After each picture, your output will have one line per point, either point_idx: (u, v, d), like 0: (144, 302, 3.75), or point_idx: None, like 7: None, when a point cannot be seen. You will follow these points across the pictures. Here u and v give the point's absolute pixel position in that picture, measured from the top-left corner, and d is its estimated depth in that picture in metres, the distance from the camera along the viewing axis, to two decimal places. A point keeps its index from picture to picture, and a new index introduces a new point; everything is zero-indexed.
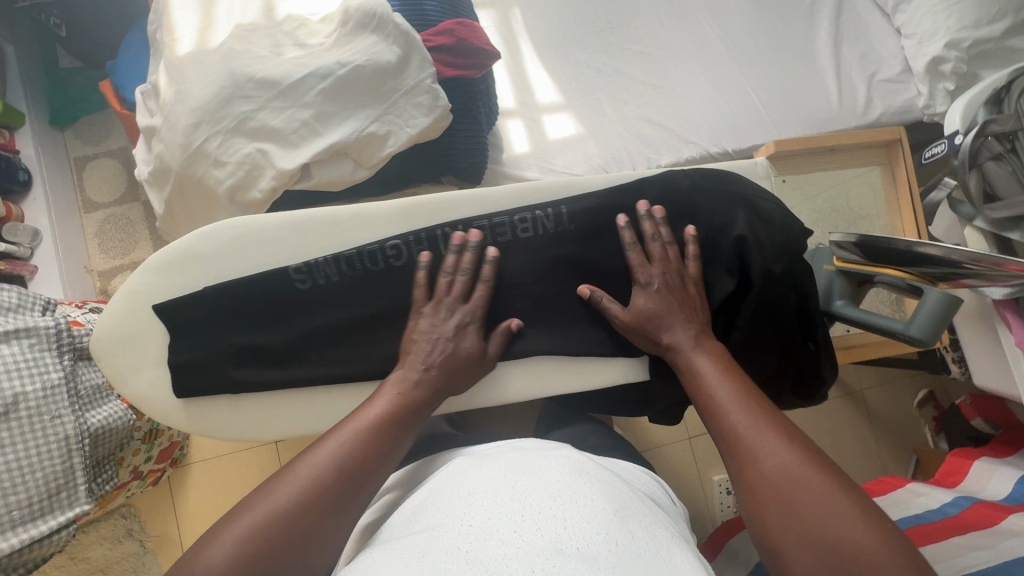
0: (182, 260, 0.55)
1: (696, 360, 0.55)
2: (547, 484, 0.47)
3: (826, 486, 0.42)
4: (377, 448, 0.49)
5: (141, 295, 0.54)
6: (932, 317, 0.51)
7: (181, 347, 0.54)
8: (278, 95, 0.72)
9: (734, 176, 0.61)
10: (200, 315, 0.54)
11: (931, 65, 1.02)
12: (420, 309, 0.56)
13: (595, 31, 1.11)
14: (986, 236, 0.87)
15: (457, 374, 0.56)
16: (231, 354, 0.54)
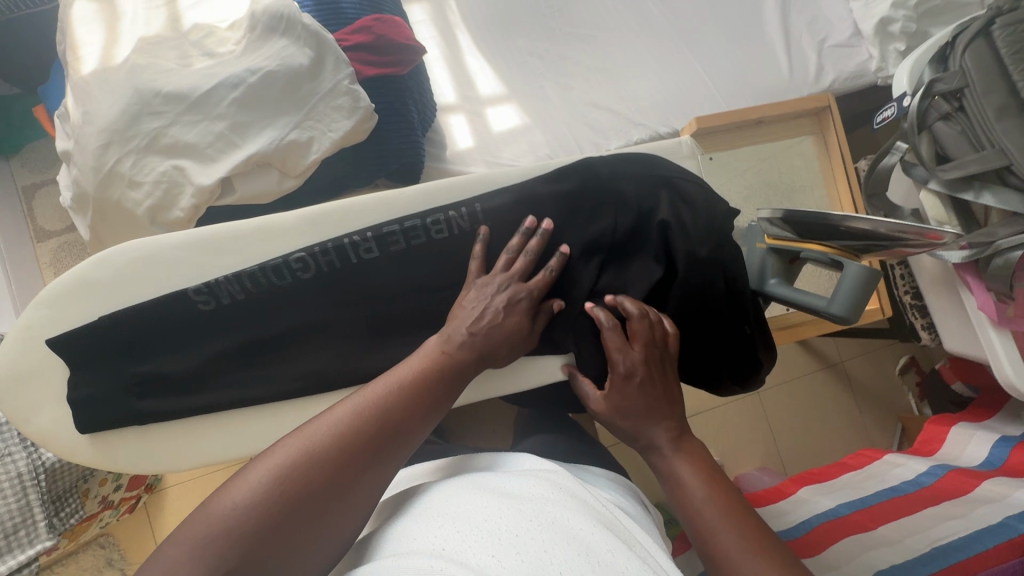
0: (80, 291, 0.56)
1: (674, 463, 0.53)
2: (530, 497, 0.46)
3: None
4: (404, 414, 0.49)
5: (36, 330, 0.56)
6: (852, 293, 0.51)
7: (84, 381, 0.55)
8: (189, 108, 0.69)
9: (658, 161, 0.63)
10: (99, 344, 0.55)
11: (881, 26, 1.00)
12: (472, 280, 0.58)
13: (536, 16, 1.08)
14: (942, 199, 0.86)
15: (499, 346, 0.57)
16: (135, 385, 0.55)
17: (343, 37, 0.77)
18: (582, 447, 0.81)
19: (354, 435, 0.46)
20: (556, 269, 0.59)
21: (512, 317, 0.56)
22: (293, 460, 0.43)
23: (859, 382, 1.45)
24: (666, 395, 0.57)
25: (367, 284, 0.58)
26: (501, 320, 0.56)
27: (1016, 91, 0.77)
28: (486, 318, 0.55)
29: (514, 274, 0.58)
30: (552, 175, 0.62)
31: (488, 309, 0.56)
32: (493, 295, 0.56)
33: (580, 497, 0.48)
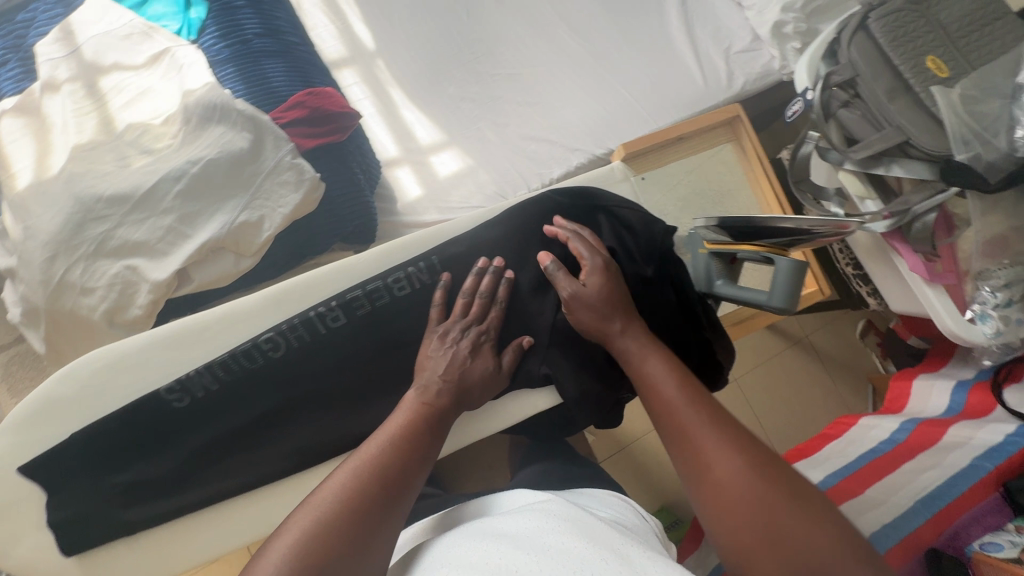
0: (45, 411, 0.55)
1: (653, 370, 0.56)
2: (536, 535, 0.48)
3: (773, 480, 0.44)
4: (403, 464, 0.50)
5: (6, 459, 0.55)
6: (786, 284, 0.56)
7: (61, 502, 0.54)
8: (133, 208, 0.69)
9: (596, 192, 0.68)
10: (73, 463, 0.54)
11: (775, 30, 1.09)
12: (434, 328, 0.60)
13: (462, 64, 1.13)
14: (859, 175, 0.94)
15: (475, 388, 0.59)
16: (118, 495, 0.55)
17: (279, 114, 0.80)
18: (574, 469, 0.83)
19: (362, 492, 0.46)
20: (505, 300, 0.63)
21: (482, 355, 0.60)
22: (313, 528, 0.43)
23: (826, 352, 1.52)
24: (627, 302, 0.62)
25: (339, 352, 0.59)
26: (470, 363, 0.59)
27: (899, 75, 0.85)
28: (457, 361, 0.58)
29: (472, 318, 0.61)
30: (499, 217, 0.66)
31: (454, 354, 0.59)
32: (456, 341, 0.59)
33: (580, 524, 0.50)
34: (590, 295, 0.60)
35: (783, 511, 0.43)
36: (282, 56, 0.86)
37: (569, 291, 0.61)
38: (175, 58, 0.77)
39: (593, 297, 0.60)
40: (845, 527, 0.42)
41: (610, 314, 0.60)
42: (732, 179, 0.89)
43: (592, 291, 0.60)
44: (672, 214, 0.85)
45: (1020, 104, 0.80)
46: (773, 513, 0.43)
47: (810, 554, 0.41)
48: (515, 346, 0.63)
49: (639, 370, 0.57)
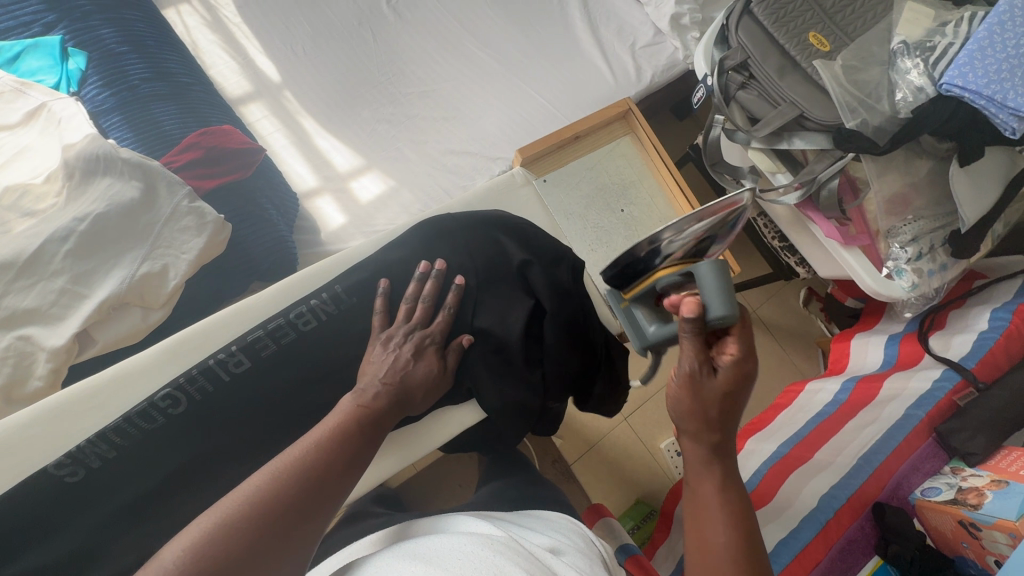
0: None
1: (709, 504, 0.52)
2: (448, 563, 0.45)
3: None
4: (331, 467, 0.48)
5: None
6: (716, 289, 0.55)
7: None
8: (19, 274, 0.65)
9: (504, 215, 0.70)
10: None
11: (674, 24, 1.12)
12: (377, 337, 0.61)
13: (373, 87, 1.12)
14: (767, 152, 0.97)
15: (416, 391, 0.59)
16: None
17: (172, 158, 0.77)
18: (524, 484, 0.82)
19: (278, 497, 0.44)
20: (453, 306, 0.64)
21: (428, 355, 0.61)
22: (213, 536, 0.40)
23: (773, 324, 1.55)
24: (728, 415, 0.54)
25: (253, 397, 0.58)
26: (413, 365, 0.59)
27: (786, 53, 0.90)
28: (399, 363, 0.59)
29: (417, 321, 0.62)
30: (403, 241, 0.67)
31: (397, 357, 0.59)
32: (400, 345, 0.60)
33: (509, 549, 0.49)
34: (707, 385, 0.54)
35: None
36: (173, 99, 0.83)
37: (695, 371, 0.54)
38: (52, 112, 0.73)
39: (715, 386, 0.54)
40: None
41: (713, 400, 0.53)
42: (634, 171, 0.91)
43: (713, 381, 0.54)
44: (579, 212, 0.89)
45: (896, 70, 0.84)
46: None
47: None
48: (456, 347, 0.63)
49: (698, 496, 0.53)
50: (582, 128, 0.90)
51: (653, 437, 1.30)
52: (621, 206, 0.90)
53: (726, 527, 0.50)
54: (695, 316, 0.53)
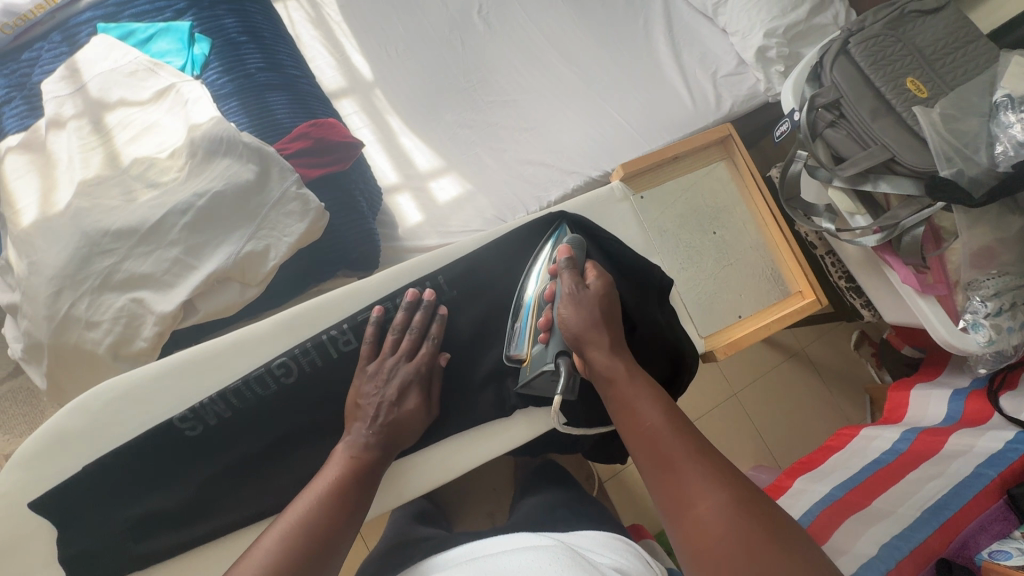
0: (63, 441, 0.61)
1: (639, 408, 0.54)
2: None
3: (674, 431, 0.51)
4: (337, 517, 0.55)
5: (22, 494, 0.60)
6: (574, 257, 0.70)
7: (73, 536, 0.59)
8: (140, 240, 0.69)
9: (601, 231, 0.77)
10: (94, 493, 0.60)
11: (759, 54, 1.12)
12: (364, 367, 0.67)
13: (457, 92, 1.16)
14: (846, 192, 0.96)
15: (402, 432, 0.65)
16: (129, 530, 0.61)
17: (284, 146, 0.82)
18: (575, 501, 0.81)
19: (313, 526, 0.53)
20: (435, 336, 0.70)
21: (412, 396, 0.66)
22: (260, 574, 0.48)
23: (823, 363, 1.52)
24: (599, 329, 0.60)
25: (347, 374, 0.68)
26: (398, 408, 0.64)
27: (881, 96, 0.90)
28: (384, 407, 0.63)
29: (403, 353, 0.67)
30: (515, 233, 0.76)
31: (382, 399, 0.64)
32: (387, 381, 0.65)
33: (579, 564, 0.48)
34: (586, 305, 0.62)
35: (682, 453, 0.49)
36: (285, 89, 0.88)
37: (574, 291, 0.63)
38: (180, 93, 0.78)
39: (600, 326, 0.61)
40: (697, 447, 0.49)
41: (599, 332, 0.60)
42: (729, 197, 0.94)
43: (599, 299, 0.63)
44: (672, 230, 0.90)
45: (996, 123, 0.84)
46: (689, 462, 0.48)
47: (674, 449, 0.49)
48: (438, 373, 0.70)
49: (616, 392, 0.57)
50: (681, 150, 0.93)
51: None
52: (708, 230, 0.92)
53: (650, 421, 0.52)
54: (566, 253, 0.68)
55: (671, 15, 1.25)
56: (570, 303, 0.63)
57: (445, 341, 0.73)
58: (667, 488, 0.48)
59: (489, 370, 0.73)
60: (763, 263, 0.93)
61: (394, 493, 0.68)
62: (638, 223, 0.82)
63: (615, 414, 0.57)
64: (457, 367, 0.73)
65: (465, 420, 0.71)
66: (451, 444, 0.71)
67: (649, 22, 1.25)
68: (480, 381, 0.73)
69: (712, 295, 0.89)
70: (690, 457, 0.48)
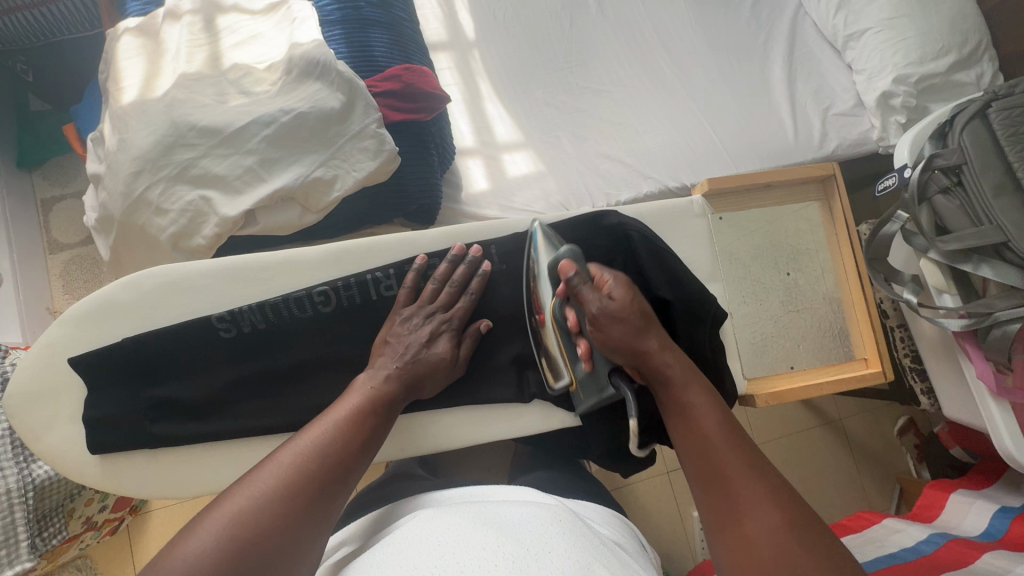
0: (108, 311, 0.64)
1: (698, 416, 0.55)
2: (514, 529, 0.45)
3: (736, 446, 0.51)
4: (356, 440, 0.55)
5: (62, 349, 0.64)
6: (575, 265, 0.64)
7: (101, 396, 0.63)
8: (221, 142, 0.71)
9: (662, 243, 0.73)
10: (126, 364, 0.63)
11: (882, 99, 1.03)
12: (401, 309, 0.67)
13: (555, 70, 1.13)
14: (941, 267, 0.87)
15: (427, 375, 0.64)
16: (149, 409, 0.63)
17: (374, 83, 0.82)
18: (574, 475, 0.78)
19: (325, 452, 0.52)
20: (476, 292, 0.69)
21: (443, 342, 0.66)
22: (278, 485, 0.48)
23: (858, 440, 1.42)
24: (649, 334, 0.59)
25: (381, 319, 0.69)
26: (425, 350, 0.64)
27: (1011, 173, 0.81)
28: (412, 347, 0.64)
29: (438, 304, 0.68)
30: (578, 225, 0.73)
31: (413, 338, 0.65)
32: (420, 325, 0.66)
33: (580, 531, 0.48)
34: (623, 316, 0.59)
35: (739, 472, 0.49)
36: (388, 28, 0.88)
37: (608, 305, 0.59)
38: (290, 11, 0.80)
39: (647, 329, 0.59)
40: (761, 466, 0.50)
41: (645, 340, 0.59)
42: (815, 239, 0.91)
43: (630, 309, 0.59)
44: (744, 259, 0.87)
45: None
46: (745, 482, 0.49)
47: (729, 467, 0.50)
48: (473, 331, 0.69)
49: (674, 400, 0.57)
50: (776, 179, 0.88)
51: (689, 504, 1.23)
52: (779, 265, 0.89)
53: (710, 425, 0.53)
54: (573, 271, 0.61)
55: (795, 38, 1.18)
56: (608, 322, 0.59)
57: (484, 309, 0.72)
58: (718, 505, 0.49)
59: (518, 347, 0.72)
60: (834, 316, 0.90)
61: (397, 445, 0.69)
62: (709, 242, 0.78)
63: (670, 419, 0.57)
64: (487, 340, 0.72)
65: (483, 390, 0.71)
66: (462, 411, 0.71)
67: (770, 41, 1.18)
68: (507, 355, 0.72)
69: (766, 338, 0.85)
70: (749, 475, 0.49)
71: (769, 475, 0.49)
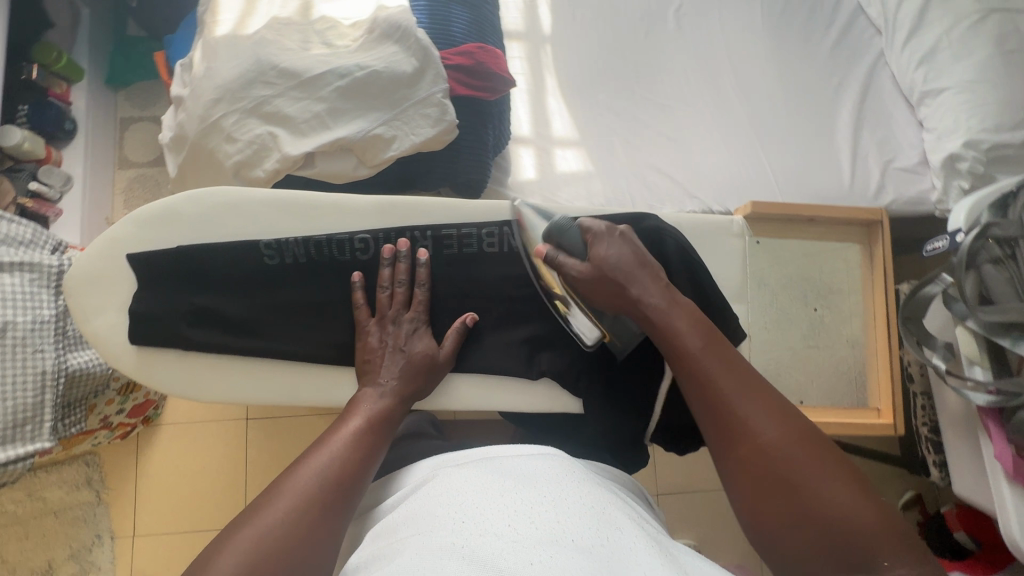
0: (165, 218, 0.69)
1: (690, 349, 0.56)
2: (532, 477, 0.48)
3: (732, 372, 0.53)
4: (359, 463, 0.55)
5: (120, 243, 0.69)
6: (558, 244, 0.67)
7: (149, 297, 0.68)
8: (297, 85, 0.76)
9: (695, 254, 0.74)
10: (175, 269, 0.68)
11: (948, 161, 1.01)
12: (368, 327, 0.68)
13: (622, 77, 1.15)
14: (977, 338, 0.85)
15: (418, 375, 0.67)
16: (187, 316, 0.68)
17: (447, 55, 0.85)
18: None
19: (327, 479, 0.52)
20: (425, 283, 0.71)
21: (427, 338, 0.69)
22: (284, 513, 0.48)
23: None
24: (632, 277, 0.61)
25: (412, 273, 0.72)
26: (407, 351, 0.67)
27: None
28: (394, 354, 0.67)
29: (399, 307, 0.69)
30: (614, 224, 0.75)
31: (390, 347, 0.67)
32: (394, 330, 0.68)
33: (592, 479, 0.51)
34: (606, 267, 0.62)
35: (742, 398, 0.52)
36: (470, 8, 0.92)
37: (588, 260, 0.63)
38: None
39: (625, 270, 0.62)
40: (758, 385, 0.53)
41: (627, 285, 0.61)
42: (849, 283, 0.95)
43: (609, 259, 0.62)
44: (772, 288, 0.94)
45: None
46: (750, 407, 0.51)
47: (729, 394, 0.52)
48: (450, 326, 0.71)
49: (665, 333, 0.58)
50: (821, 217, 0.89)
51: (674, 528, 1.23)
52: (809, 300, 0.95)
53: (703, 354, 0.55)
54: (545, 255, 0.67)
55: (869, 86, 1.16)
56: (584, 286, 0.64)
57: (509, 285, 0.74)
58: (731, 438, 0.51)
59: (534, 329, 0.74)
60: (853, 360, 0.95)
61: None
62: (742, 264, 0.79)
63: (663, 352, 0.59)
64: (505, 316, 0.74)
65: (493, 362, 0.73)
66: (469, 376, 0.73)
67: (843, 84, 1.17)
68: (522, 334, 0.74)
69: (782, 365, 0.92)
70: (753, 399, 0.52)
71: (763, 388, 0.53)
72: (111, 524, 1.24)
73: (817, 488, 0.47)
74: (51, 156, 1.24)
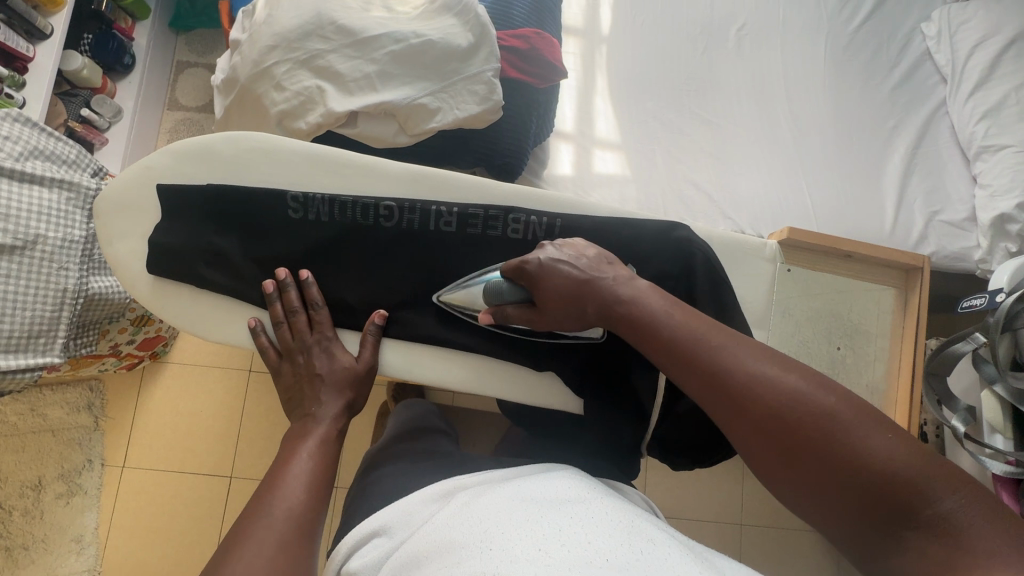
0: (201, 153, 0.71)
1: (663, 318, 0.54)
2: (552, 501, 0.48)
3: (710, 330, 0.52)
4: (313, 503, 0.55)
5: (155, 172, 0.70)
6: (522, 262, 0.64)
7: (177, 227, 0.69)
8: (352, 44, 0.76)
9: (723, 271, 0.71)
10: (203, 204, 0.70)
11: (998, 221, 0.98)
12: (283, 368, 0.69)
13: (674, 88, 1.14)
14: (1003, 404, 0.80)
15: (339, 389, 0.67)
16: (207, 254, 0.69)
17: (503, 37, 0.85)
18: None
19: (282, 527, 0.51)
20: (318, 300, 0.69)
21: (340, 354, 0.69)
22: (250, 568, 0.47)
23: None
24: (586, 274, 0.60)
25: (430, 246, 0.72)
26: (321, 374, 0.67)
27: None
28: (308, 382, 0.67)
29: (302, 334, 0.69)
30: (646, 229, 0.74)
31: (303, 376, 0.68)
32: (302, 361, 0.68)
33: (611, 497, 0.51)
34: (556, 278, 0.60)
35: (729, 353, 0.50)
36: None
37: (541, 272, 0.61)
38: None
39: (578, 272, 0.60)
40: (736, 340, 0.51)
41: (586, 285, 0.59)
42: (878, 325, 0.94)
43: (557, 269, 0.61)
44: (798, 316, 0.92)
45: None
46: (741, 362, 0.49)
47: (717, 351, 0.50)
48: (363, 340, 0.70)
49: (633, 309, 0.56)
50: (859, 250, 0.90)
51: None
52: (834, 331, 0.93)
53: (677, 319, 0.53)
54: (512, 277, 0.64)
55: (926, 133, 1.13)
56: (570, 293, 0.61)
57: None
58: (732, 406, 0.48)
59: None
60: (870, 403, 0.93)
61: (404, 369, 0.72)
62: (769, 289, 0.77)
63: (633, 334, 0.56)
64: None
65: (498, 347, 0.72)
66: (473, 357, 0.73)
67: (899, 127, 1.14)
68: None
69: None
70: (739, 351, 0.50)
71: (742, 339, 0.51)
72: (103, 451, 1.26)
73: (860, 458, 0.43)
74: (106, 87, 1.27)
